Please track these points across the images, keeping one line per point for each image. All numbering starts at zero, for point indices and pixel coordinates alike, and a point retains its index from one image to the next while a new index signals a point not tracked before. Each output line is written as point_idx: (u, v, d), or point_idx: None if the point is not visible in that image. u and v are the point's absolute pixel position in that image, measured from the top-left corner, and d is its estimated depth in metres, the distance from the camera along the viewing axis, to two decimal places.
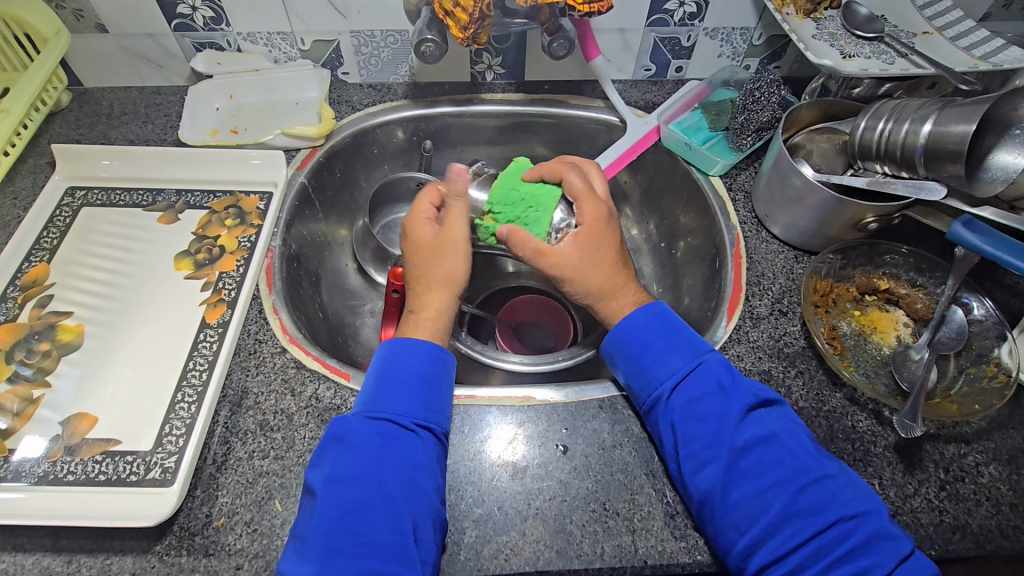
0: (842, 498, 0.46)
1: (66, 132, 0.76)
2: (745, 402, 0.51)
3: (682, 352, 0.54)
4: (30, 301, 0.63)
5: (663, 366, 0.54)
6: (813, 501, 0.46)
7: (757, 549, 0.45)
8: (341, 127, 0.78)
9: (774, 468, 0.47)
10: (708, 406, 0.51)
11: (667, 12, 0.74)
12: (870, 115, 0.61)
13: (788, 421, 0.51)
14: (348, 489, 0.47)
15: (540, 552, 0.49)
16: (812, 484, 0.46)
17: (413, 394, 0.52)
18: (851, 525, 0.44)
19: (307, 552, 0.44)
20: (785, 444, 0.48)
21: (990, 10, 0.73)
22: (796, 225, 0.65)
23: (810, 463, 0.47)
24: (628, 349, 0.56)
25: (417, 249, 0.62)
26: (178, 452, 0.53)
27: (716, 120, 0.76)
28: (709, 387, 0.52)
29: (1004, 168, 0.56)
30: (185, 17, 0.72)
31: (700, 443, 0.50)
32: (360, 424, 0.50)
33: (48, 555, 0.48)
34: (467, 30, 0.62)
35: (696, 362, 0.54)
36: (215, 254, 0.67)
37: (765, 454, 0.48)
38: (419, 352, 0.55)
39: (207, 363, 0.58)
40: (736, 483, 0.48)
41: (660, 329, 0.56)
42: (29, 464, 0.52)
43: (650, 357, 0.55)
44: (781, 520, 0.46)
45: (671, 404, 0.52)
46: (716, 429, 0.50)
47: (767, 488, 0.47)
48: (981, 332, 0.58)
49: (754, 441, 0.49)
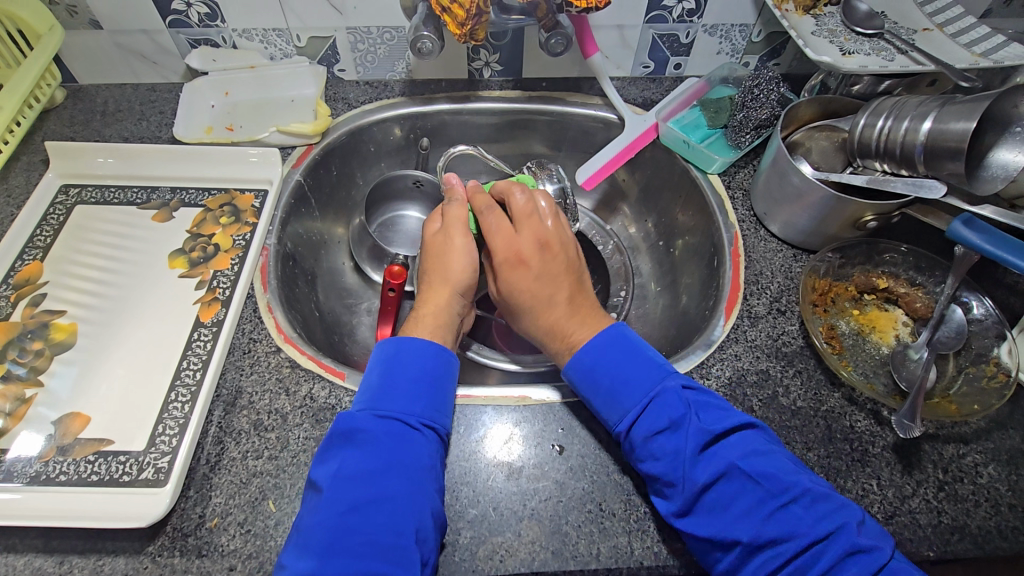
0: (811, 520, 0.43)
1: (60, 129, 0.76)
2: (698, 440, 0.48)
3: (634, 387, 0.51)
4: (23, 300, 0.62)
5: (615, 408, 0.52)
6: (780, 528, 0.44)
7: (737, 572, 0.44)
8: (337, 125, 0.78)
9: (736, 502, 0.45)
10: (661, 446, 0.48)
11: (665, 9, 0.73)
12: (869, 113, 0.60)
13: (748, 443, 0.48)
14: (354, 487, 0.46)
15: (535, 553, 0.49)
16: (776, 513, 0.44)
17: (420, 395, 0.51)
18: (821, 549, 0.42)
19: (308, 547, 0.43)
20: (745, 474, 0.46)
21: (991, 7, 0.73)
22: (795, 223, 0.64)
23: (778, 486, 0.45)
24: (580, 390, 0.54)
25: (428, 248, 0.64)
26: (171, 452, 0.52)
27: (715, 117, 0.75)
28: (661, 424, 0.49)
29: (1004, 165, 0.57)
30: (179, 13, 0.71)
31: (661, 481, 0.48)
32: (368, 422, 0.49)
33: (40, 555, 0.48)
34: (463, 27, 0.62)
35: (648, 398, 0.51)
36: (209, 252, 0.67)
37: (726, 488, 0.46)
38: (428, 351, 0.54)
39: (201, 363, 0.58)
40: (700, 520, 0.46)
41: (610, 365, 0.53)
42: (21, 464, 0.52)
43: (602, 398, 0.53)
44: (750, 551, 0.44)
45: (630, 442, 0.50)
46: (671, 468, 0.47)
47: (733, 522, 0.45)
48: (980, 331, 0.57)
49: (713, 478, 0.46)
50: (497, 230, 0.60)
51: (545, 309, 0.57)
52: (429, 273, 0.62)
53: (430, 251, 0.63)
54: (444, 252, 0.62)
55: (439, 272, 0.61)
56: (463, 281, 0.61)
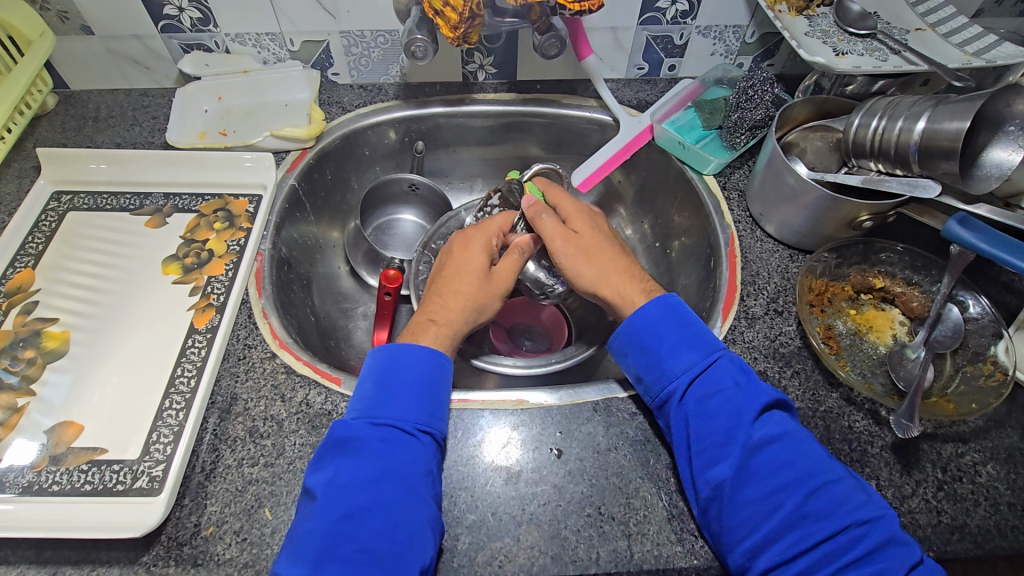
0: (854, 502, 0.44)
1: (51, 136, 0.75)
2: (761, 403, 0.48)
3: (697, 346, 0.52)
4: (15, 307, 0.62)
5: (677, 359, 0.51)
6: (825, 504, 0.44)
7: (762, 550, 0.44)
8: (331, 128, 0.77)
9: (787, 468, 0.45)
10: (723, 403, 0.49)
11: (659, 10, 0.73)
12: (864, 112, 0.61)
13: (795, 424, 0.49)
14: (348, 494, 0.45)
15: (535, 557, 0.48)
16: (821, 488, 0.44)
17: (416, 400, 0.51)
18: (861, 531, 0.42)
19: (301, 555, 0.43)
20: (799, 444, 0.47)
21: (983, 6, 0.73)
22: (790, 224, 0.64)
23: (818, 465, 0.46)
24: (642, 340, 0.53)
25: (463, 264, 0.62)
26: (165, 460, 0.52)
27: (709, 119, 0.74)
28: (724, 384, 0.50)
29: (998, 165, 0.56)
30: (171, 18, 0.71)
31: (712, 440, 0.47)
32: (362, 429, 0.48)
33: (33, 567, 0.47)
34: (457, 30, 0.61)
35: (711, 358, 0.51)
36: (204, 258, 0.66)
37: (778, 454, 0.46)
38: (420, 358, 0.53)
39: (196, 369, 0.57)
40: (746, 485, 0.46)
41: (676, 321, 0.53)
42: (13, 474, 0.51)
43: (665, 349, 0.52)
44: (787, 525, 0.44)
45: (684, 401, 0.50)
46: (730, 427, 0.47)
47: (778, 489, 0.45)
48: (977, 330, 0.57)
49: (768, 440, 0.47)
50: (568, 202, 0.66)
51: (620, 266, 0.60)
52: (451, 292, 0.60)
53: (463, 271, 0.61)
54: (484, 273, 0.61)
55: (474, 298, 0.60)
56: (484, 301, 0.60)
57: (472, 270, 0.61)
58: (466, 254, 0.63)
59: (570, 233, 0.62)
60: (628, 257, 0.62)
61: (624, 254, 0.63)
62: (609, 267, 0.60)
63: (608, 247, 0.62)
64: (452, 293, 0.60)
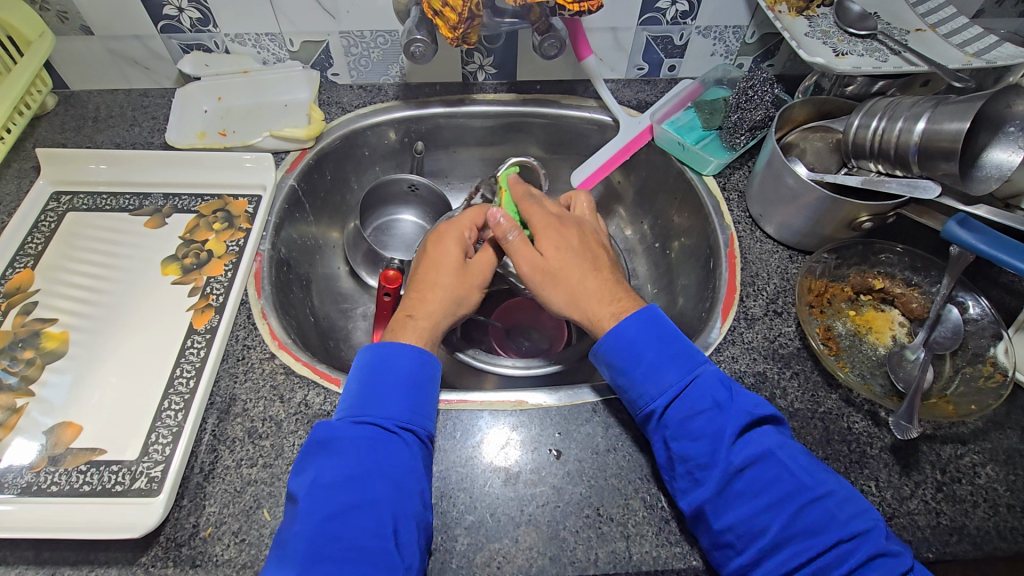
0: (840, 517, 0.44)
1: (52, 136, 0.75)
2: (742, 422, 0.48)
3: (675, 365, 0.51)
4: (15, 308, 0.62)
5: (655, 380, 0.51)
6: (808, 524, 0.44)
7: (753, 568, 0.44)
8: (331, 129, 0.77)
9: (770, 488, 0.45)
10: (703, 424, 0.48)
11: (658, 11, 0.73)
12: (864, 113, 0.60)
13: (780, 436, 0.48)
14: (334, 494, 0.45)
15: (533, 559, 0.48)
16: (807, 507, 0.44)
17: (400, 398, 0.51)
18: (851, 546, 0.42)
19: (288, 557, 0.42)
20: (782, 462, 0.46)
21: (984, 6, 0.73)
22: (790, 224, 0.64)
23: (801, 482, 0.45)
24: (618, 362, 0.53)
25: (438, 261, 0.61)
26: (165, 461, 0.52)
27: (709, 120, 0.74)
28: (704, 403, 0.49)
29: (998, 165, 0.56)
30: (171, 18, 0.71)
31: (694, 462, 0.47)
32: (346, 429, 0.48)
33: (31, 567, 0.47)
34: (456, 30, 0.61)
35: (690, 377, 0.51)
36: (203, 258, 0.66)
37: (761, 473, 0.46)
38: (405, 355, 0.53)
39: (195, 370, 0.57)
40: (730, 506, 0.46)
41: (653, 340, 0.52)
42: (12, 475, 0.51)
43: (642, 370, 0.51)
44: (780, 541, 0.44)
45: (665, 421, 0.50)
46: (711, 449, 0.47)
47: (763, 510, 0.45)
48: (977, 331, 0.57)
49: (749, 461, 0.46)
50: (541, 213, 0.63)
51: (594, 287, 0.57)
52: (429, 286, 0.59)
53: (439, 265, 0.60)
54: (460, 271, 0.61)
55: (453, 291, 0.60)
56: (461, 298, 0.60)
57: (448, 267, 0.60)
58: (444, 249, 0.62)
59: (535, 257, 0.59)
60: (602, 276, 0.59)
61: (599, 271, 0.59)
62: (582, 289, 0.58)
63: (580, 267, 0.58)
64: (428, 287, 0.59)
